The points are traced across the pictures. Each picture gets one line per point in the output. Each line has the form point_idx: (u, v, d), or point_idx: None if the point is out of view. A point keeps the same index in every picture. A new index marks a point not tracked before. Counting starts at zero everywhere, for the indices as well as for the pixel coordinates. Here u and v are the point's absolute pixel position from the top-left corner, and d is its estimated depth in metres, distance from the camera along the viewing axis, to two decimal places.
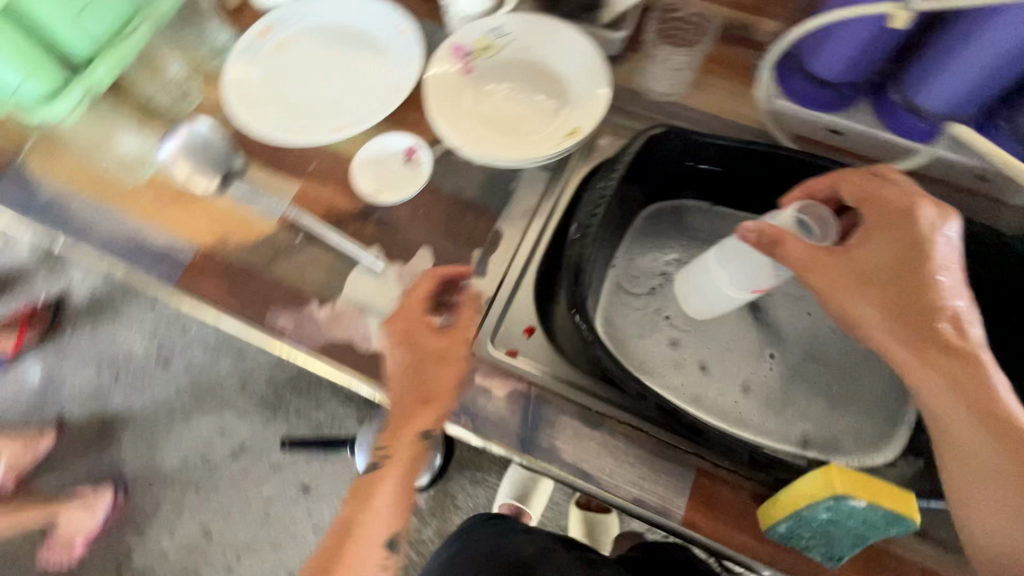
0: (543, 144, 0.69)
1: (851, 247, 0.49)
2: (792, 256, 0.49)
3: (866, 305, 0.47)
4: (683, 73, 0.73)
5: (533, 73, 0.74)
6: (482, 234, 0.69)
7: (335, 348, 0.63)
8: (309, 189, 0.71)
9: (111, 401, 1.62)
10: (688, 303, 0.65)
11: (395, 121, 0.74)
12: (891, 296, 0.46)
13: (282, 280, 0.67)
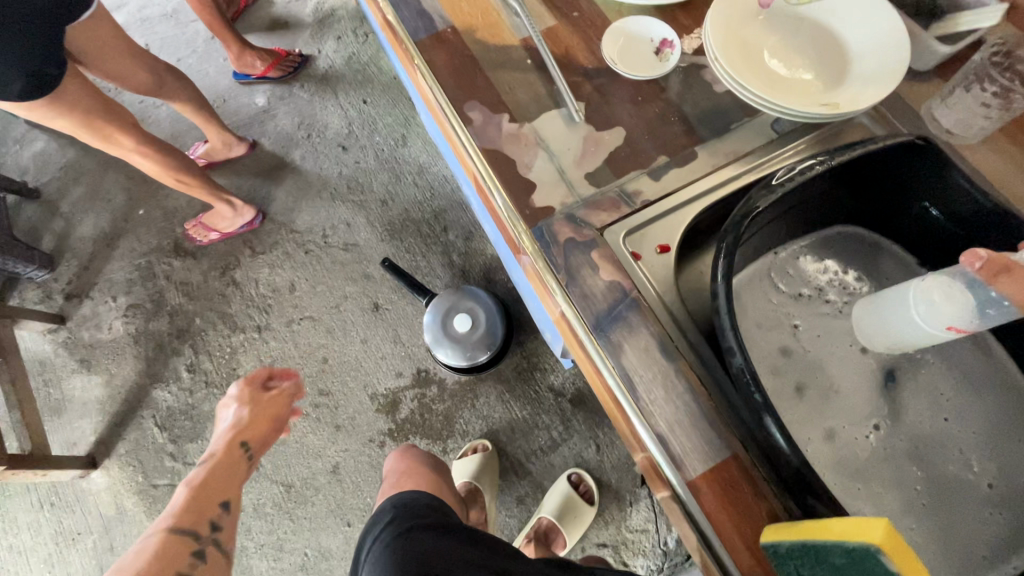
0: (792, 101, 0.65)
1: None
2: (1017, 291, 0.44)
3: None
4: (984, 117, 0.64)
5: (823, 38, 0.69)
6: (677, 148, 0.68)
7: (500, 159, 0.68)
8: (561, 29, 0.75)
9: (292, 152, 1.88)
10: (861, 322, 0.61)
11: (670, 16, 0.74)
12: None
13: (495, 85, 0.72)
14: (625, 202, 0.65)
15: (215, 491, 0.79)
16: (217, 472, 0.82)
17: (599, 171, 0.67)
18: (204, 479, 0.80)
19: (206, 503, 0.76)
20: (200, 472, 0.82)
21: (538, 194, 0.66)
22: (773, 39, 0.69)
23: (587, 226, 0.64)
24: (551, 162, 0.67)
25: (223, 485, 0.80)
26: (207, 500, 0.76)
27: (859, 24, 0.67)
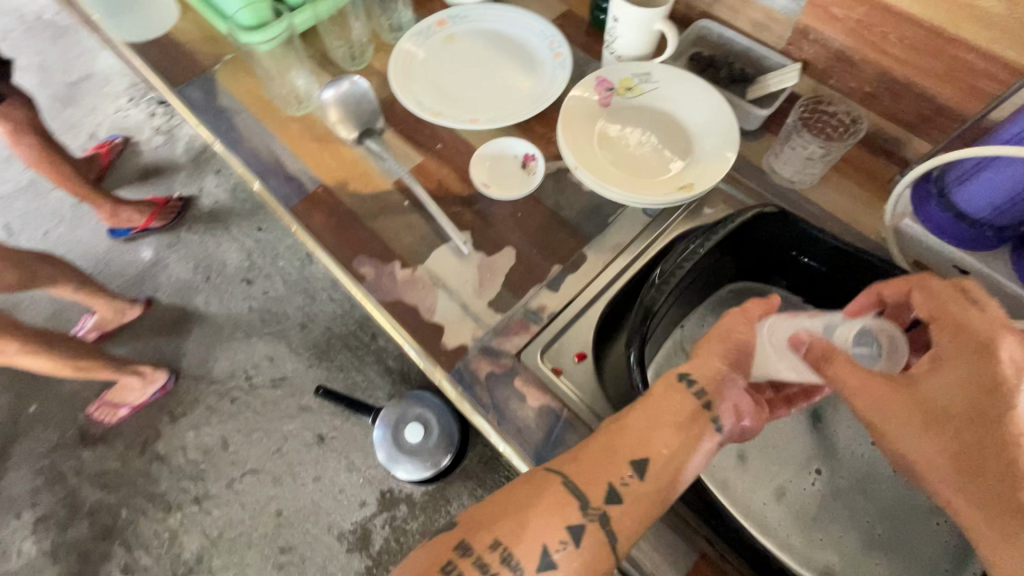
0: (653, 189, 0.70)
1: (913, 374, 0.46)
2: (836, 375, 0.48)
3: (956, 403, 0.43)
4: (814, 166, 0.72)
5: (662, 124, 0.76)
6: (566, 253, 0.71)
7: (402, 308, 0.67)
8: (429, 164, 0.77)
9: (193, 300, 1.78)
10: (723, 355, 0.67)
11: (526, 129, 0.79)
12: (953, 438, 0.42)
13: (379, 234, 0.73)
14: (532, 319, 0.67)
15: (638, 450, 0.49)
16: (596, 479, 0.48)
17: (500, 294, 0.68)
18: (556, 504, 0.47)
19: (523, 518, 0.47)
20: (625, 534, 0.48)
21: (447, 334, 0.66)
22: (621, 134, 0.75)
23: (502, 355, 0.64)
24: (452, 297, 0.68)
25: (653, 469, 0.49)
26: (615, 460, 0.49)
27: (688, 109, 0.76)
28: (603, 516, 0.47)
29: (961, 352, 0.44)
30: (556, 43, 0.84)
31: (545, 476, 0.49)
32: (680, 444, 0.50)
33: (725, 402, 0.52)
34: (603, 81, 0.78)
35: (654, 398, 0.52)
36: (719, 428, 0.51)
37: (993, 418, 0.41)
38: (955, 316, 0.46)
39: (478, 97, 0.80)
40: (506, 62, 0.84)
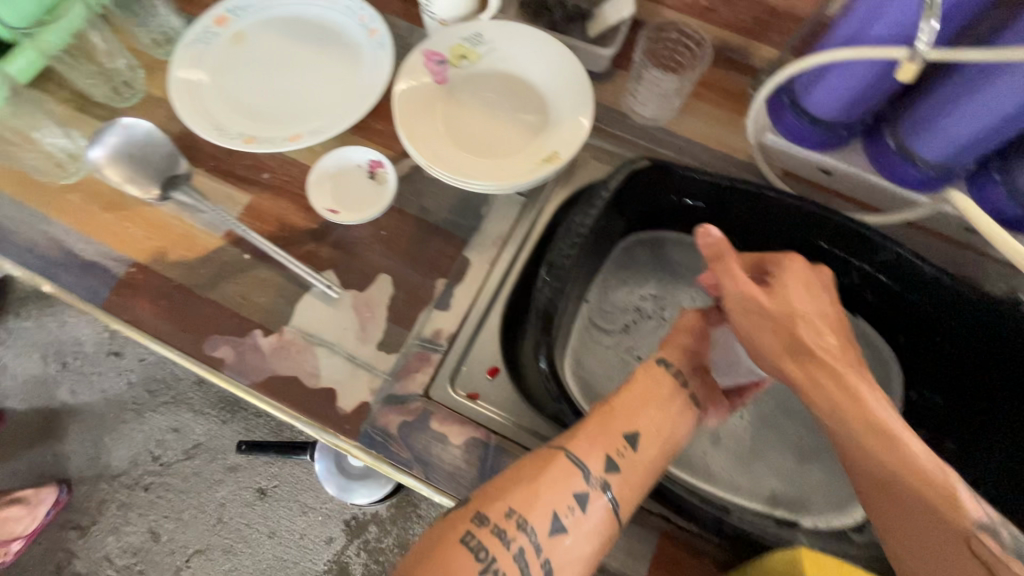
0: (517, 169, 0.64)
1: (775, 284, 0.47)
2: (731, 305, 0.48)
3: (822, 400, 0.42)
4: (671, 99, 0.68)
5: (509, 88, 0.69)
6: (447, 262, 0.64)
7: (281, 384, 0.58)
8: (260, 201, 0.65)
9: (54, 394, 1.48)
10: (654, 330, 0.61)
11: (361, 131, 0.68)
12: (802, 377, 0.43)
13: (226, 304, 0.61)
14: (430, 347, 0.60)
15: (632, 419, 0.45)
16: (597, 450, 0.44)
17: (387, 330, 0.60)
18: (565, 481, 0.43)
19: (536, 489, 0.42)
20: (628, 501, 0.44)
21: (341, 395, 0.58)
22: (469, 112, 0.67)
23: (408, 397, 0.58)
24: (334, 350, 0.59)
25: (645, 439, 0.45)
26: (610, 428, 0.45)
27: (531, 66, 0.68)
28: (606, 486, 0.43)
29: (801, 338, 0.44)
30: (367, 18, 0.71)
31: (550, 452, 0.44)
32: (664, 422, 0.46)
33: (694, 382, 0.49)
34: (432, 55, 0.68)
35: (636, 383, 0.47)
36: (696, 402, 0.48)
37: (858, 422, 0.40)
38: (785, 302, 0.46)
39: (295, 109, 0.68)
40: (316, 53, 0.71)
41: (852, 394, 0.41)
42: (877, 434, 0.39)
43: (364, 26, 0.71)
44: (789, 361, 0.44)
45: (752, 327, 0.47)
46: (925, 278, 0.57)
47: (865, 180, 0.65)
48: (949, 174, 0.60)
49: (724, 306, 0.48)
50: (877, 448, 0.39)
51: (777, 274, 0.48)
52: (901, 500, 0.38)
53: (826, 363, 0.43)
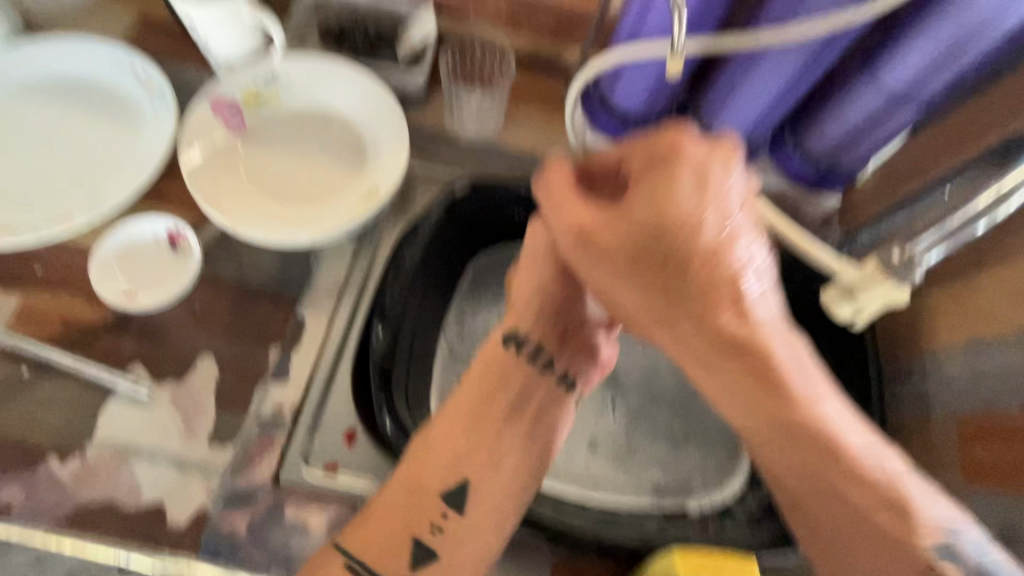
0: (336, 213, 0.59)
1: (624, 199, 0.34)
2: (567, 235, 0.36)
3: (730, 384, 0.34)
4: (490, 113, 0.67)
5: (317, 124, 0.63)
6: (278, 326, 0.57)
7: (92, 516, 0.48)
8: (35, 302, 0.55)
9: None
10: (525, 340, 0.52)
11: (153, 197, 0.60)
12: (646, 278, 0.34)
13: (7, 434, 0.51)
14: (272, 426, 0.53)
15: (450, 472, 0.41)
16: (399, 540, 0.41)
17: (219, 418, 0.53)
18: (377, 565, 0.40)
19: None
20: (479, 545, 0.42)
21: (171, 508, 0.49)
22: (276, 157, 0.61)
23: (254, 490, 0.51)
24: (155, 457, 0.51)
25: (473, 499, 0.41)
26: (423, 500, 0.41)
27: (336, 97, 0.63)
28: (429, 557, 0.41)
29: (711, 305, 0.33)
30: (140, 68, 0.62)
31: (350, 544, 0.41)
32: (513, 444, 0.41)
33: (562, 355, 0.43)
34: (221, 101, 0.61)
35: (457, 401, 0.42)
36: (564, 376, 0.43)
37: (729, 359, 0.33)
38: (681, 233, 0.32)
39: (63, 185, 0.57)
40: (80, 114, 0.61)
41: (735, 339, 0.33)
42: (768, 394, 0.33)
43: (137, 78, 0.62)
44: (678, 319, 0.34)
45: (626, 268, 0.34)
46: None
47: None
48: (749, 147, 0.65)
49: (585, 254, 0.36)
50: (794, 444, 0.34)
51: (644, 199, 0.33)
52: (813, 489, 0.35)
53: (752, 347, 0.33)
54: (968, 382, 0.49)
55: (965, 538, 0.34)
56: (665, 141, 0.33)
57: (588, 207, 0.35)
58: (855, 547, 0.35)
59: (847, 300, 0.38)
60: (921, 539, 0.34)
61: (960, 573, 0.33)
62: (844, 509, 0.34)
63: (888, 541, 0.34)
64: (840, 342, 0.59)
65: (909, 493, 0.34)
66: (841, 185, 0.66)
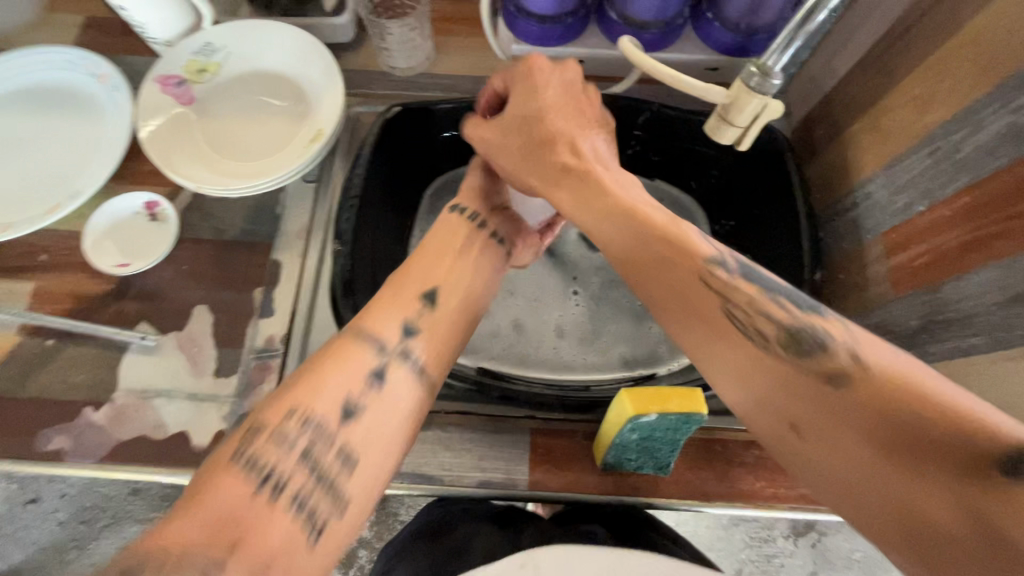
0: (288, 158, 0.64)
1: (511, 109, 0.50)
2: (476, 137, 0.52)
3: (590, 220, 0.43)
4: (417, 45, 0.70)
5: (259, 85, 0.68)
6: (257, 270, 0.63)
7: (127, 449, 0.56)
8: (45, 284, 0.62)
9: None
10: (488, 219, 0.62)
11: (128, 179, 0.66)
12: (529, 161, 0.48)
13: (46, 395, 0.58)
14: (266, 353, 0.60)
15: (423, 281, 0.45)
16: (385, 318, 0.43)
17: (220, 353, 0.60)
18: (353, 362, 0.40)
19: (321, 378, 0.39)
20: (431, 355, 0.43)
21: (192, 433, 0.57)
22: (226, 121, 0.66)
23: (259, 408, 0.58)
24: (172, 392, 0.58)
25: (444, 295, 0.45)
26: (402, 293, 0.44)
27: (272, 56, 0.68)
28: (402, 353, 0.42)
29: (565, 171, 0.45)
30: (91, 65, 0.68)
31: (338, 333, 0.42)
32: (467, 264, 0.48)
33: (493, 219, 0.52)
34: (167, 78, 0.65)
35: (430, 239, 0.49)
36: (501, 238, 0.52)
37: (607, 205, 0.42)
38: (543, 123, 0.48)
39: (47, 180, 0.64)
40: (51, 116, 0.67)
41: (600, 200, 0.43)
42: (641, 240, 0.40)
43: (93, 73, 0.68)
44: (568, 181, 0.45)
45: (524, 159, 0.48)
46: (674, 122, 0.64)
47: (612, 55, 0.69)
48: (671, 26, 0.66)
49: (493, 157, 0.51)
50: (641, 249, 0.40)
51: (523, 109, 0.49)
52: (653, 275, 0.39)
53: (594, 184, 0.44)
54: (888, 196, 0.52)
55: (755, 277, 0.38)
56: (525, 72, 0.50)
57: (486, 124, 0.52)
58: (684, 308, 0.38)
59: (727, 122, 0.41)
60: (716, 278, 0.37)
61: (751, 301, 0.36)
62: (667, 292, 0.39)
63: (727, 312, 0.37)
64: (775, 196, 0.62)
65: (706, 249, 0.38)
66: (768, 46, 0.67)
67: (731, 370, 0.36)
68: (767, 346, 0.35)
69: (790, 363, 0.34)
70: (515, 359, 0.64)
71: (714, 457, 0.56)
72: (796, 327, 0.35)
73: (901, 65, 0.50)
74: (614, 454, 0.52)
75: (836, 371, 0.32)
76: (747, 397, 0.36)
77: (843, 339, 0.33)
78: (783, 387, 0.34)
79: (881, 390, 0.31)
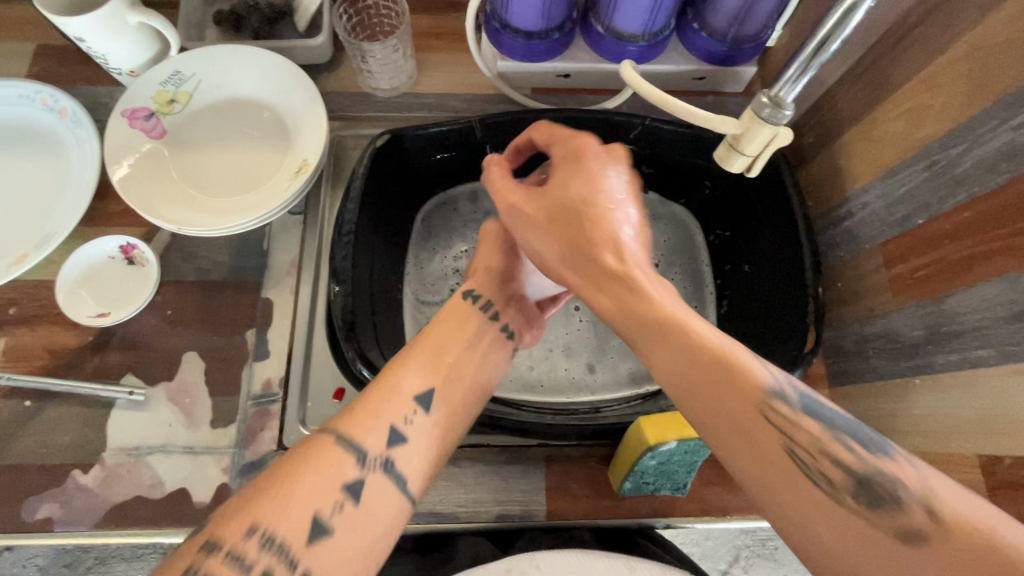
0: (272, 191, 0.61)
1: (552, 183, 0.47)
2: (495, 181, 0.51)
3: (609, 305, 0.41)
4: (398, 65, 0.67)
5: (234, 114, 0.64)
6: (248, 309, 0.61)
7: (123, 513, 0.53)
8: (18, 339, 0.58)
9: None
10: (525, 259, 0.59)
11: (99, 222, 0.62)
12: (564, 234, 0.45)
13: (29, 460, 0.55)
14: (265, 398, 0.58)
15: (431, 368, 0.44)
16: (376, 421, 0.40)
17: (214, 400, 0.57)
18: (334, 472, 0.37)
19: (293, 487, 0.35)
20: (417, 471, 0.40)
21: (193, 489, 0.54)
22: (202, 155, 0.63)
23: (263, 455, 0.55)
24: (167, 445, 0.55)
25: (439, 401, 0.43)
26: (396, 396, 0.41)
27: (245, 83, 0.64)
28: (385, 464, 0.39)
29: (599, 248, 0.43)
30: (49, 99, 0.63)
31: (315, 435, 0.39)
32: (477, 356, 0.47)
33: (507, 312, 0.51)
34: (134, 111, 0.61)
35: (436, 327, 0.47)
36: (508, 329, 0.51)
37: (633, 296, 0.40)
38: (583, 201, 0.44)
39: (11, 227, 0.60)
40: (8, 157, 0.62)
41: (638, 295, 0.40)
42: (663, 328, 0.38)
43: (51, 108, 0.63)
44: (611, 285, 0.42)
45: (552, 231, 0.46)
46: (668, 137, 0.63)
47: (599, 70, 0.68)
48: (660, 38, 0.64)
49: (518, 219, 0.48)
50: (668, 336, 0.38)
51: (567, 181, 0.46)
52: (712, 403, 0.36)
53: (622, 271, 0.41)
54: (884, 207, 0.52)
55: (819, 413, 0.35)
56: (574, 146, 0.48)
57: (521, 188, 0.49)
58: (741, 443, 0.34)
59: (738, 150, 0.41)
60: (777, 411, 0.35)
61: (815, 438, 0.34)
62: (719, 402, 0.35)
63: (752, 414, 0.35)
64: (773, 208, 0.62)
65: (763, 374, 0.36)
66: (753, 54, 0.67)
67: (759, 480, 0.34)
68: (830, 487, 0.32)
69: (822, 489, 0.32)
70: (522, 384, 0.63)
71: (727, 473, 0.57)
72: (813, 441, 0.34)
73: (892, 78, 0.51)
74: (633, 480, 0.52)
75: (906, 518, 0.30)
76: (832, 559, 0.31)
77: (913, 489, 0.31)
78: (836, 519, 0.32)
79: (957, 541, 0.28)
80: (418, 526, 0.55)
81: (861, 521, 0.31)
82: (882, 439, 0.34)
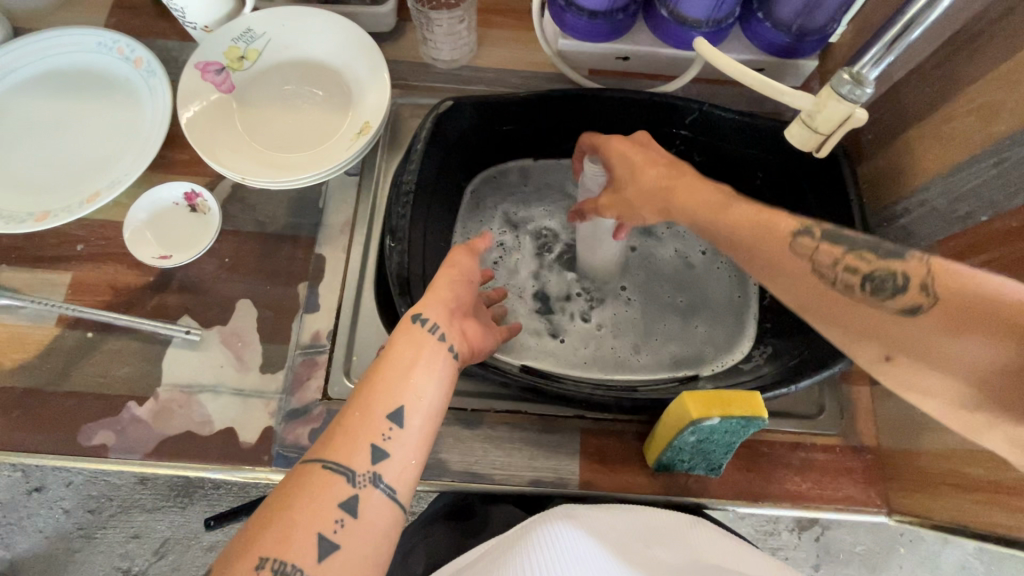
0: (332, 150, 0.63)
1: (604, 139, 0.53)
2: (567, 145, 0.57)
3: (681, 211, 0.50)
4: (460, 37, 0.68)
5: (299, 74, 0.66)
6: (302, 263, 0.62)
7: (174, 446, 0.55)
8: (84, 274, 0.60)
9: None
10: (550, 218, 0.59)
11: (165, 169, 0.64)
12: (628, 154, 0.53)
13: (88, 388, 0.57)
14: (313, 348, 0.59)
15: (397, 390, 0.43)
16: (356, 445, 0.41)
17: (264, 347, 0.59)
18: (325, 499, 0.39)
19: (290, 517, 0.38)
20: (405, 480, 0.42)
21: (241, 429, 0.56)
22: (266, 112, 0.65)
23: (308, 403, 0.57)
24: (217, 385, 0.58)
25: (411, 415, 0.43)
26: (370, 415, 0.42)
27: (312, 45, 0.66)
28: (375, 478, 0.41)
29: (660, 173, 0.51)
30: (125, 48, 0.65)
31: (306, 466, 0.41)
32: (440, 369, 0.45)
33: (451, 330, 0.48)
34: (206, 63, 0.63)
35: (393, 348, 0.45)
36: (454, 350, 0.48)
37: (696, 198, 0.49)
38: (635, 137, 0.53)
39: (86, 167, 0.62)
40: (84, 101, 0.65)
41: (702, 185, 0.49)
42: (713, 207, 0.47)
43: (126, 56, 0.65)
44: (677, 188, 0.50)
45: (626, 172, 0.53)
46: (725, 124, 0.63)
47: (659, 54, 0.68)
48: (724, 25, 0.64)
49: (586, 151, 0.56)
50: (719, 215, 0.47)
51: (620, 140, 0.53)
52: (752, 249, 0.46)
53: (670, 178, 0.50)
54: (947, 204, 0.52)
55: (836, 233, 0.45)
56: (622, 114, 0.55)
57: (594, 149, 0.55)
58: (790, 270, 0.45)
59: (811, 129, 0.42)
60: (804, 246, 0.45)
61: (837, 257, 0.44)
62: (767, 257, 0.46)
63: (788, 254, 0.45)
64: (827, 201, 0.62)
65: (787, 222, 0.46)
66: (817, 47, 0.66)
67: (820, 317, 0.45)
68: (849, 290, 0.43)
69: (854, 298, 0.43)
70: (560, 359, 0.64)
71: (762, 458, 0.57)
72: (840, 263, 0.44)
73: (964, 74, 0.50)
74: (670, 456, 0.53)
75: (914, 294, 0.41)
76: (875, 346, 0.43)
77: (910, 273, 0.41)
78: (868, 317, 0.43)
79: (950, 297, 0.40)
80: (453, 484, 0.56)
81: (885, 312, 0.42)
82: (900, 245, 0.43)
